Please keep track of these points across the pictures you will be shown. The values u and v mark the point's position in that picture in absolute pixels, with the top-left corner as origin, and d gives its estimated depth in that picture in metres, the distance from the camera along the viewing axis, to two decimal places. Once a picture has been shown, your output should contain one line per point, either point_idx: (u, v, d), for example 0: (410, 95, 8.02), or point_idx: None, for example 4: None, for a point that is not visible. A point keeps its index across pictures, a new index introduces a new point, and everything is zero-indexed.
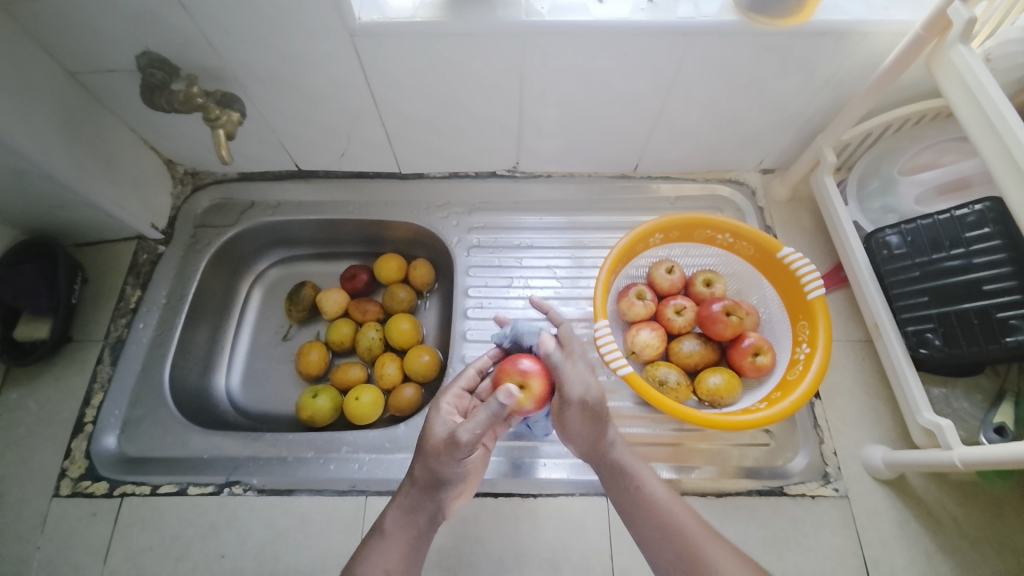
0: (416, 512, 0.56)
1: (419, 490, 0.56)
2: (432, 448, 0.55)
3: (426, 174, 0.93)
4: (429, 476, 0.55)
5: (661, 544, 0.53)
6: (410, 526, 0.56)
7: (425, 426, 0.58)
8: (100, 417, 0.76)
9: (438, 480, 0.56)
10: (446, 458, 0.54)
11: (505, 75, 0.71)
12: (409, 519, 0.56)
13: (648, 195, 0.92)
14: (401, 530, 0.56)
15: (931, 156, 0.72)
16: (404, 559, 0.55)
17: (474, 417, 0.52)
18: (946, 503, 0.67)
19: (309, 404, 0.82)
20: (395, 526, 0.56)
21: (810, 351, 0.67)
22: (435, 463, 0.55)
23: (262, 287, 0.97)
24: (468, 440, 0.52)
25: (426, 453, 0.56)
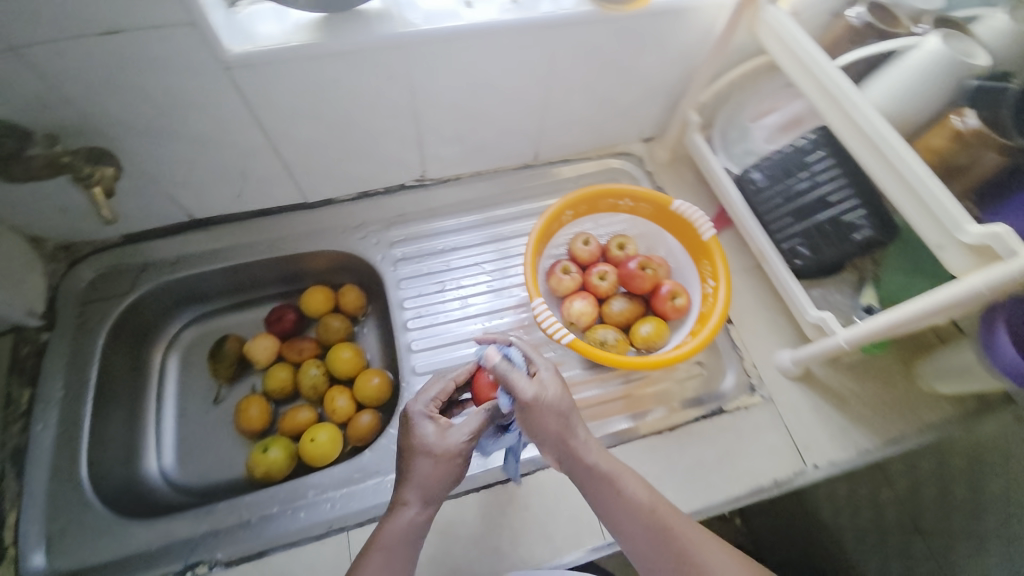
0: (413, 517, 0.56)
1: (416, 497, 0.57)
2: (429, 449, 0.58)
3: (334, 199, 0.92)
4: (428, 482, 0.57)
5: (651, 543, 0.56)
6: (412, 532, 0.56)
7: (411, 432, 0.60)
8: (17, 540, 0.66)
9: (436, 489, 0.57)
10: (444, 458, 0.58)
11: (395, 88, 0.73)
12: (410, 527, 0.56)
13: (553, 179, 0.99)
14: (395, 541, 0.55)
15: (771, 103, 0.81)
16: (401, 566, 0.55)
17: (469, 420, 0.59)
18: (845, 382, 0.80)
19: (258, 459, 0.78)
20: (397, 538, 0.55)
21: (715, 284, 0.76)
22: (427, 469, 0.57)
23: (178, 352, 0.90)
24: (462, 444, 0.58)
25: (422, 453, 0.58)
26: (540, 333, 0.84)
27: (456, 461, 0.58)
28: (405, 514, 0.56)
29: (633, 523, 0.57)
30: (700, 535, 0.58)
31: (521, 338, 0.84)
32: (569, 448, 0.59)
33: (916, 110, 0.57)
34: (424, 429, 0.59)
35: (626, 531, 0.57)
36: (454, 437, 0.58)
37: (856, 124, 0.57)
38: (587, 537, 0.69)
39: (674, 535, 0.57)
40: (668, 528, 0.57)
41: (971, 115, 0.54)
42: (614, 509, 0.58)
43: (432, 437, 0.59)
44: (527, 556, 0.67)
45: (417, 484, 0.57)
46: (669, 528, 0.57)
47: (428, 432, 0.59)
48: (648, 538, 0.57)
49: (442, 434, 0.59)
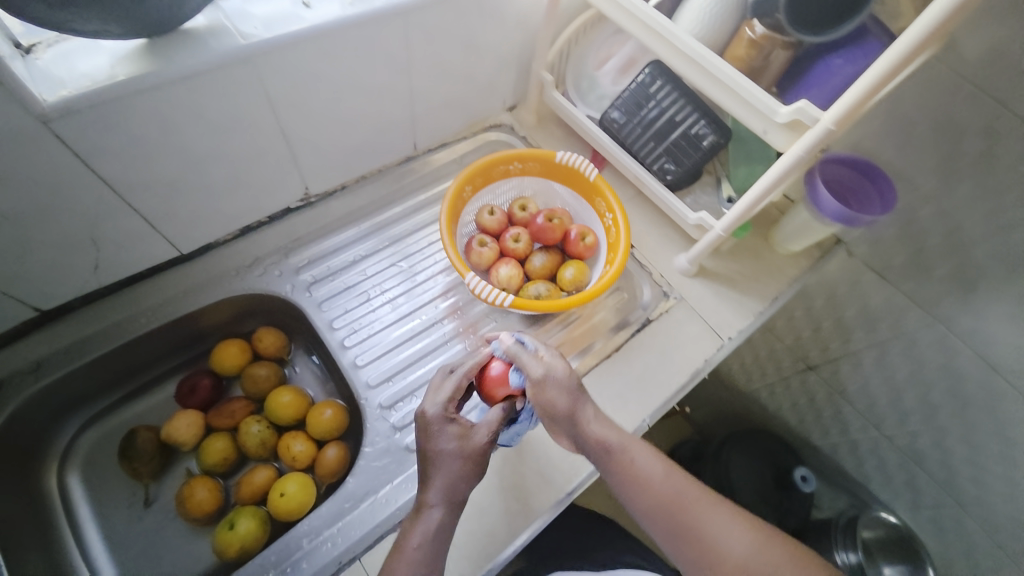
0: (438, 516, 0.58)
1: (443, 498, 0.59)
2: (444, 450, 0.60)
3: (215, 243, 0.83)
4: (446, 484, 0.59)
5: (668, 521, 0.60)
6: (439, 534, 0.58)
7: (426, 437, 0.62)
8: None
9: (457, 488, 0.59)
10: (461, 457, 0.60)
11: (253, 105, 0.68)
12: (436, 530, 0.58)
13: (439, 165, 1.01)
14: (425, 544, 0.57)
15: (606, 51, 0.91)
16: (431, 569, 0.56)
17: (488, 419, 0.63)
18: (731, 266, 0.96)
19: (226, 538, 0.71)
20: (424, 541, 0.57)
21: (613, 215, 0.85)
22: (449, 469, 0.60)
23: (78, 468, 0.76)
24: (484, 443, 0.61)
25: (438, 459, 0.60)
26: (476, 310, 0.88)
27: (477, 459, 0.61)
28: (432, 516, 0.58)
29: (651, 504, 0.60)
30: (709, 503, 0.61)
31: (458, 321, 0.87)
32: (585, 438, 0.63)
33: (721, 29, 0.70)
34: (437, 433, 0.61)
35: (643, 507, 0.61)
36: (474, 437, 0.61)
37: (679, 48, 0.68)
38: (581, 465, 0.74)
39: (688, 510, 0.60)
40: (682, 507, 0.60)
41: (757, 24, 0.67)
42: (633, 495, 0.61)
43: (448, 439, 0.61)
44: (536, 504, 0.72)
45: (436, 487, 0.59)
46: (681, 503, 0.60)
47: (441, 434, 0.61)
48: (666, 518, 0.60)
49: (455, 438, 0.61)
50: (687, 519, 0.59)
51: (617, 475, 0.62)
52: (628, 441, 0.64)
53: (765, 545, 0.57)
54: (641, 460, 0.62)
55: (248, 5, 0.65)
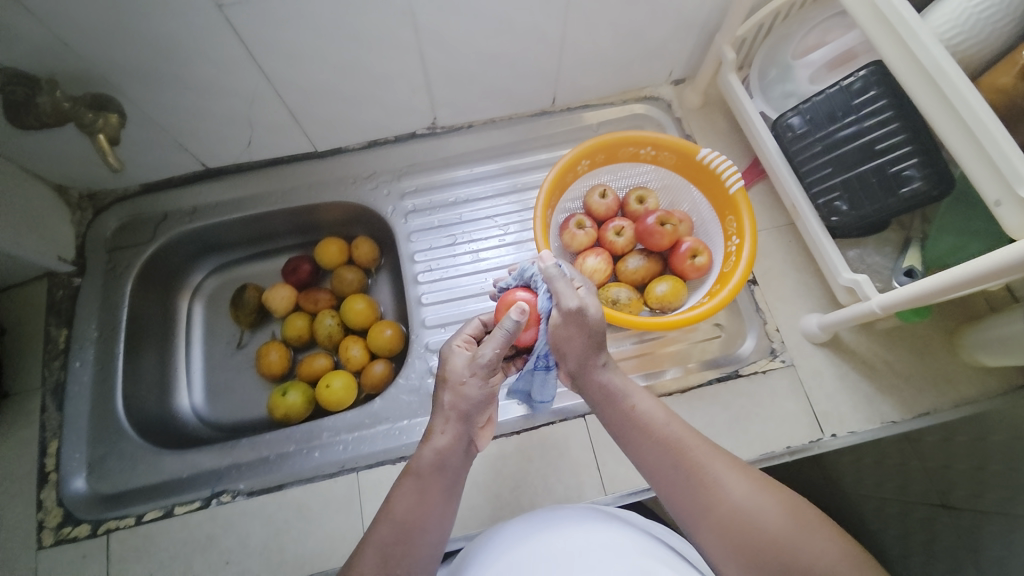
0: (442, 443, 0.55)
1: (450, 421, 0.55)
2: (456, 374, 0.56)
3: (344, 148, 0.90)
4: (457, 407, 0.55)
5: (666, 463, 0.53)
6: (451, 456, 0.55)
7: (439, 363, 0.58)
8: (62, 463, 0.71)
9: (467, 410, 0.55)
10: (471, 379, 0.55)
11: (399, 26, 0.68)
12: (446, 450, 0.55)
13: (573, 126, 0.93)
14: (422, 475, 0.54)
15: (818, 35, 0.73)
16: (438, 492, 0.54)
17: (491, 339, 0.55)
18: (879, 351, 0.74)
19: (278, 401, 0.83)
20: (438, 460, 0.54)
21: (740, 242, 0.70)
22: (459, 391, 0.55)
23: (202, 300, 0.94)
24: (491, 362, 0.55)
25: (448, 381, 0.56)
26: None
27: (484, 381, 0.56)
28: (441, 439, 0.55)
29: (648, 441, 0.55)
30: (708, 448, 0.54)
31: None
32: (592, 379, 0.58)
33: (990, 44, 0.51)
34: (448, 356, 0.58)
35: (640, 448, 0.55)
36: (484, 354, 0.55)
37: (911, 57, 0.50)
38: (589, 489, 0.68)
39: (685, 454, 0.53)
40: (680, 445, 0.54)
41: None
42: (630, 428, 0.56)
43: (461, 363, 0.56)
44: (526, 503, 0.68)
45: (447, 410, 0.56)
46: (678, 447, 0.54)
47: (454, 359, 0.57)
48: (662, 456, 0.54)
49: (466, 359, 0.56)
50: (682, 461, 0.53)
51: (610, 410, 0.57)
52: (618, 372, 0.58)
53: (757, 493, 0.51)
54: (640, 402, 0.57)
55: None
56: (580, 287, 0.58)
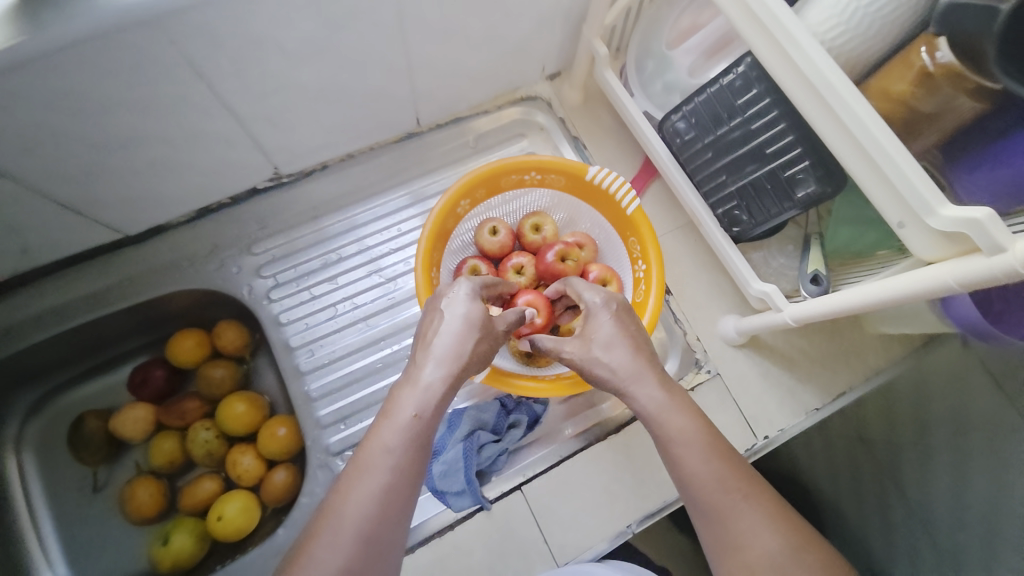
0: (429, 405, 0.47)
1: (449, 378, 0.49)
2: (469, 315, 0.52)
3: (165, 225, 0.72)
4: (455, 352, 0.49)
5: (703, 481, 0.44)
6: (437, 415, 0.47)
7: (439, 306, 0.53)
8: None
9: (465, 361, 0.50)
10: (480, 331, 0.51)
11: (175, 78, 0.52)
12: (434, 402, 0.47)
13: (447, 147, 0.80)
14: (398, 450, 0.44)
15: (691, 18, 0.63)
16: (407, 463, 0.44)
17: (505, 316, 0.56)
18: (795, 340, 0.74)
19: (159, 553, 0.68)
20: (422, 412, 0.46)
21: (647, 267, 0.64)
22: (458, 344, 0.50)
23: (31, 446, 0.74)
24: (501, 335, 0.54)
25: (449, 319, 0.51)
26: None
27: (489, 343, 0.52)
28: (432, 385, 0.48)
29: (691, 457, 0.45)
30: (758, 491, 0.44)
31: None
32: (627, 396, 0.50)
33: (883, 38, 0.48)
34: (453, 297, 0.53)
35: (676, 463, 0.46)
36: (500, 321, 0.54)
37: (794, 67, 0.45)
38: (538, 567, 0.63)
39: (728, 486, 0.44)
40: (723, 477, 0.44)
41: (944, 46, 0.44)
42: (672, 439, 0.46)
43: (475, 317, 0.52)
44: None
45: (444, 353, 0.49)
46: (723, 477, 0.44)
47: (466, 301, 0.53)
48: (698, 477, 0.44)
49: (476, 304, 0.52)
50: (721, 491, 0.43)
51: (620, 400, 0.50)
52: (643, 359, 0.51)
53: (735, 476, 0.44)
54: (651, 391, 0.49)
55: None
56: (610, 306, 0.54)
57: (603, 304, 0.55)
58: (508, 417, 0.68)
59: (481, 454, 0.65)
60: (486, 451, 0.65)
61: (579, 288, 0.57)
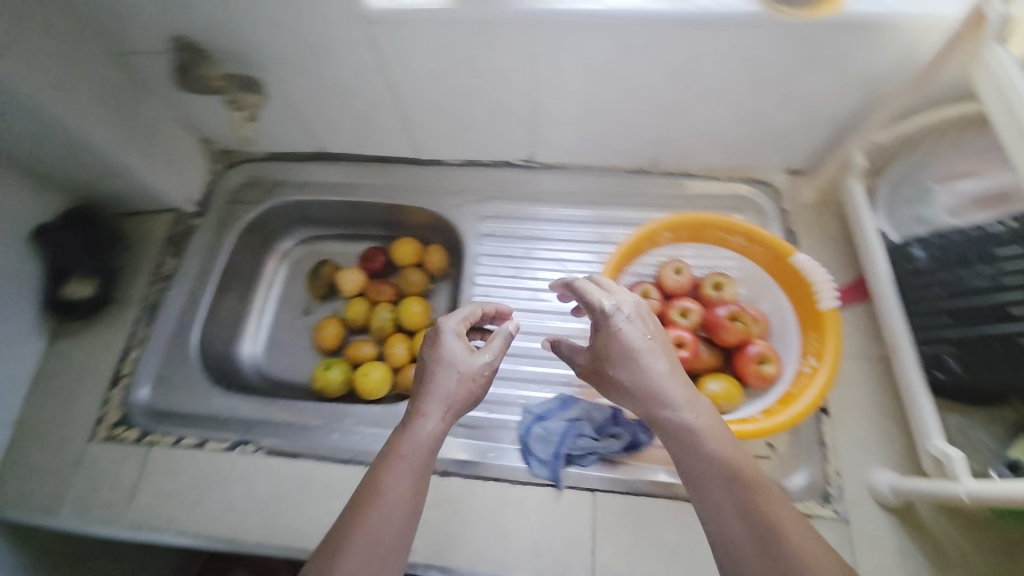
0: (426, 446, 0.54)
1: (442, 420, 0.56)
2: (467, 369, 0.58)
3: (444, 161, 0.96)
4: (450, 396, 0.56)
5: (735, 511, 0.47)
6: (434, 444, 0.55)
7: (432, 348, 0.59)
8: (135, 370, 0.81)
9: (456, 403, 0.57)
10: (466, 380, 0.57)
11: (518, 66, 0.72)
12: (433, 440, 0.55)
13: (666, 192, 0.90)
14: (417, 454, 0.54)
15: (972, 165, 0.65)
16: (414, 491, 0.53)
17: (491, 346, 0.60)
18: (954, 537, 0.64)
19: (321, 376, 0.88)
20: (422, 449, 0.54)
21: (817, 365, 0.63)
22: (450, 387, 0.57)
23: (288, 263, 1.03)
24: (485, 365, 0.58)
25: (439, 363, 0.57)
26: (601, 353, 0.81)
27: (482, 386, 0.59)
28: (428, 425, 0.55)
29: (715, 483, 0.48)
30: (786, 508, 0.47)
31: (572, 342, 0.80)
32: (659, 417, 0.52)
33: None
34: (449, 347, 0.59)
35: (704, 491, 0.48)
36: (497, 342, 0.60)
37: None
38: (576, 569, 0.65)
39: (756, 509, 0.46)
40: (750, 500, 0.47)
41: None
42: (693, 463, 0.49)
43: (461, 354, 0.58)
44: (511, 561, 0.66)
45: (449, 397, 0.56)
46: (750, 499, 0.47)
47: (456, 351, 0.58)
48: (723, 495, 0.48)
49: (472, 356, 0.59)
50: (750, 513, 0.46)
51: (653, 417, 0.52)
52: (678, 371, 0.53)
53: (760, 497, 0.47)
54: (691, 406, 0.51)
55: None
56: (614, 305, 0.55)
57: (614, 308, 0.55)
58: (614, 427, 0.72)
59: (575, 440, 0.71)
60: (582, 441, 0.70)
61: (587, 288, 0.57)
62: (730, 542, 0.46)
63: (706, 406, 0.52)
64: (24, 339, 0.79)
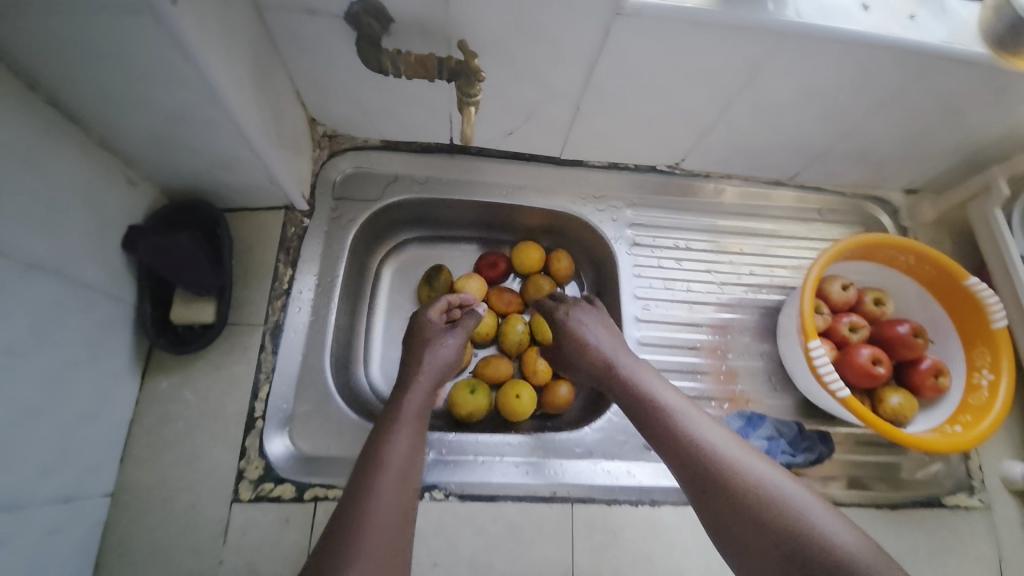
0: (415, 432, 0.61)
1: (426, 391, 0.66)
2: (433, 344, 0.71)
3: (583, 162, 0.89)
4: (427, 369, 0.68)
5: (698, 463, 0.58)
6: (416, 428, 0.62)
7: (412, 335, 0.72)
8: (271, 412, 0.66)
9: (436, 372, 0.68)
10: (443, 349, 0.70)
11: (736, 75, 0.68)
12: (416, 417, 0.63)
13: (801, 204, 0.96)
14: (399, 446, 0.59)
15: None
16: (410, 463, 0.59)
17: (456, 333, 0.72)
18: None
19: (461, 398, 0.80)
20: (411, 446, 0.60)
21: (994, 378, 0.72)
22: (438, 361, 0.69)
23: (392, 265, 0.89)
24: (459, 340, 0.72)
25: (424, 350, 0.70)
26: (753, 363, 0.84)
27: (445, 352, 0.70)
28: (414, 402, 0.64)
29: (679, 444, 0.60)
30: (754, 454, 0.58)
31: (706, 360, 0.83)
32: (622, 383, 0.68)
33: None
34: (426, 330, 0.72)
35: (674, 450, 0.60)
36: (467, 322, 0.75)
37: None
38: None
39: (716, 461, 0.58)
40: (712, 452, 0.58)
41: None
42: (667, 433, 0.61)
43: (439, 334, 0.72)
44: None
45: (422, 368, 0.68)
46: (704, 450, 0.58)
47: (442, 340, 0.71)
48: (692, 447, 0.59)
49: (438, 336, 0.71)
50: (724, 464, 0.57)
51: (612, 374, 0.70)
52: (616, 339, 0.74)
53: (712, 440, 0.60)
54: (640, 369, 0.69)
55: None
56: (570, 310, 0.77)
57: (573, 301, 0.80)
58: (803, 443, 0.76)
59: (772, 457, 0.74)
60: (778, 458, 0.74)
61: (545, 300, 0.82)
62: (697, 480, 0.57)
63: (641, 364, 0.70)
64: (118, 382, 0.60)
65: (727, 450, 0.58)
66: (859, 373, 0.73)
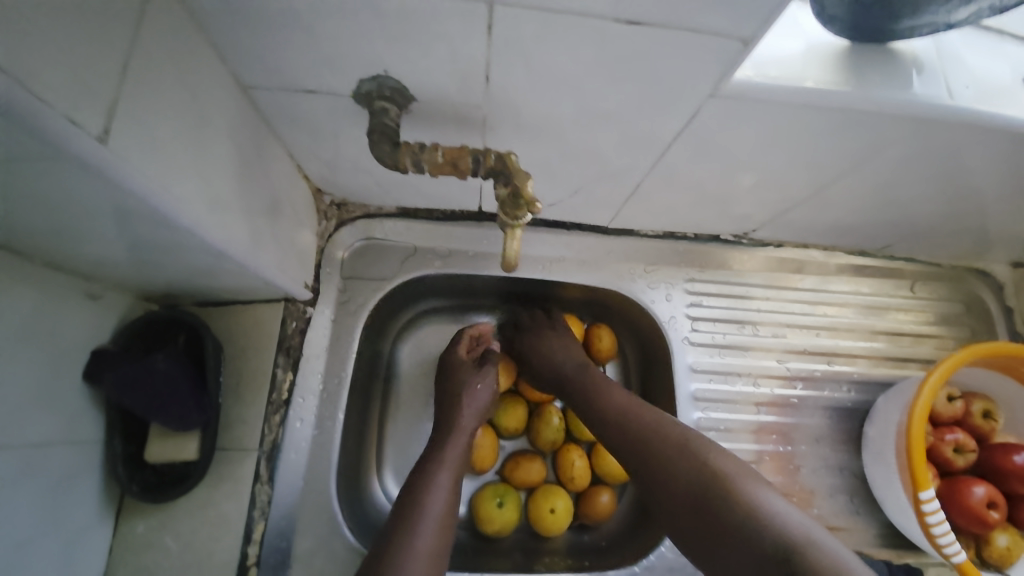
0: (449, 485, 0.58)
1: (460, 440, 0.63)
2: (470, 398, 0.67)
3: (637, 232, 0.75)
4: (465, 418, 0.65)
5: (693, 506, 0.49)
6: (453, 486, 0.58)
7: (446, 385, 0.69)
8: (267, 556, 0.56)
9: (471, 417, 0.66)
10: (478, 394, 0.68)
11: (848, 158, 0.54)
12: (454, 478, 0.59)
13: (890, 276, 0.82)
14: (438, 501, 0.56)
15: None
16: (448, 523, 0.55)
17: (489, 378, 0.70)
18: None
19: (490, 513, 0.69)
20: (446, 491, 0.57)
21: None
22: (475, 409, 0.67)
23: (408, 341, 0.76)
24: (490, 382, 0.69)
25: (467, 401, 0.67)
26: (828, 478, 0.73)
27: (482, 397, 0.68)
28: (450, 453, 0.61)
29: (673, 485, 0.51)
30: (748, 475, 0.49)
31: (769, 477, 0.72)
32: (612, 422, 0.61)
33: None
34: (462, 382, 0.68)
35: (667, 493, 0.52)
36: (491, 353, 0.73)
37: None
38: None
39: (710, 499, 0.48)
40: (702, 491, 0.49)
41: None
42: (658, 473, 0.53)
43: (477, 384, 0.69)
44: None
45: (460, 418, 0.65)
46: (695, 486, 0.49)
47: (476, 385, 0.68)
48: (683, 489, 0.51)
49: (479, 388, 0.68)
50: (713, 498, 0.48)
51: (606, 412, 0.62)
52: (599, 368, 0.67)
53: (699, 468, 0.51)
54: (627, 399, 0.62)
55: (959, 53, 0.49)
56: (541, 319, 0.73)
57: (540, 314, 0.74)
58: None
59: None
60: None
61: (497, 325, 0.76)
62: (694, 528, 0.48)
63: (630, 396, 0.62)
64: (85, 536, 0.51)
65: (727, 475, 0.49)
66: (971, 514, 0.63)
